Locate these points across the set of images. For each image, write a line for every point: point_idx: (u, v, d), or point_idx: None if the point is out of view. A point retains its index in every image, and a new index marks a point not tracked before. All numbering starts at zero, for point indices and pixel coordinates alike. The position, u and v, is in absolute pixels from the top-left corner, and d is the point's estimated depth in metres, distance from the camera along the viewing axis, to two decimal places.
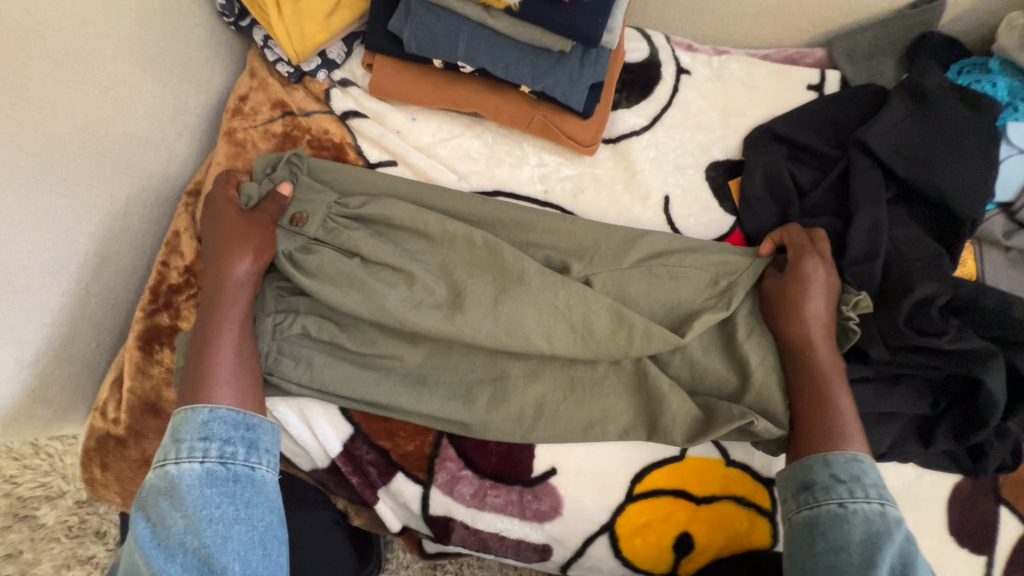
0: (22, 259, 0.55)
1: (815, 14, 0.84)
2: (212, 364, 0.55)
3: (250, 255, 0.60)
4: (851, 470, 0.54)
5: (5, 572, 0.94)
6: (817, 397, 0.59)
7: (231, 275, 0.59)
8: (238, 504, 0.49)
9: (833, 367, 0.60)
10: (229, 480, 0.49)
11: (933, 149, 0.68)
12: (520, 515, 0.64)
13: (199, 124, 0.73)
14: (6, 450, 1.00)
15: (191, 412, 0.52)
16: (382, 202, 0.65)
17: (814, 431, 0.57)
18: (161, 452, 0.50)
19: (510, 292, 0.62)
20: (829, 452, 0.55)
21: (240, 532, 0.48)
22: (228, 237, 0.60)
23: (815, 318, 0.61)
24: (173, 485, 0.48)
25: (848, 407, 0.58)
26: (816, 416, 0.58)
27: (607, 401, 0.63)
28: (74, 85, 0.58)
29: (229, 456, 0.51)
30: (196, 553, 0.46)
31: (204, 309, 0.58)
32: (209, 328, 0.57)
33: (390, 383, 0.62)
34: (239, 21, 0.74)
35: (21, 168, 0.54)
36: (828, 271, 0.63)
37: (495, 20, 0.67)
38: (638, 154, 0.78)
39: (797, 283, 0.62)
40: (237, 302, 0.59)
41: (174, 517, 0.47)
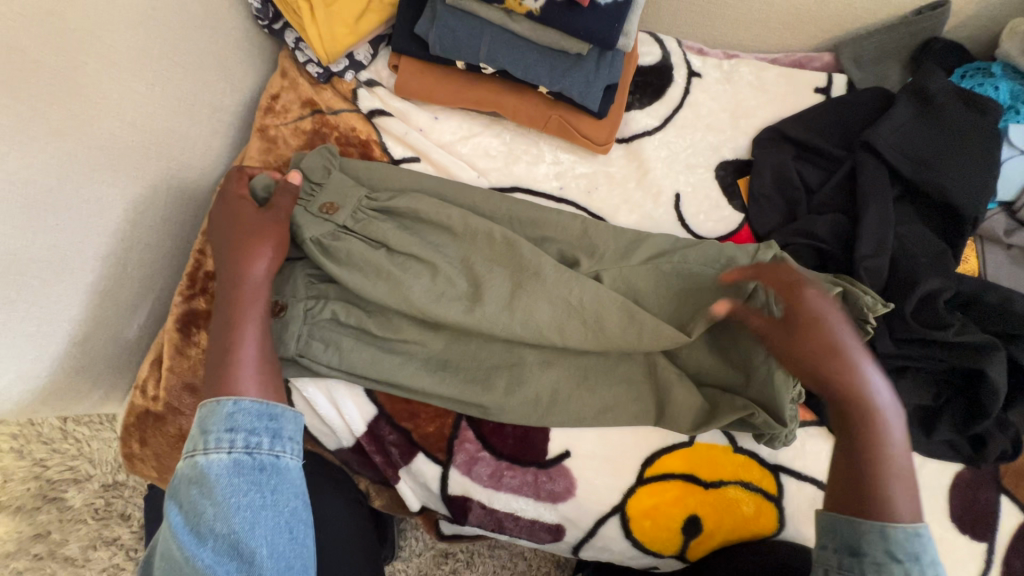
0: (78, 243, 0.59)
1: (822, 20, 0.86)
2: (236, 359, 0.56)
3: (268, 254, 0.62)
4: (911, 548, 0.48)
5: (35, 551, 0.98)
6: (864, 453, 0.51)
7: (250, 273, 0.60)
8: (264, 492, 0.50)
9: (877, 413, 0.51)
10: (255, 469, 0.51)
11: (936, 150, 0.71)
12: (535, 496, 0.67)
13: (232, 122, 0.77)
14: (36, 435, 1.03)
15: (216, 404, 0.53)
16: (409, 196, 0.69)
17: (874, 494, 0.50)
18: (189, 443, 0.51)
19: (526, 286, 0.65)
20: (887, 522, 0.49)
21: (267, 518, 0.50)
22: (247, 235, 0.62)
23: (845, 361, 0.52)
24: (203, 474, 0.50)
25: (901, 455, 0.51)
26: (864, 475, 0.50)
27: (619, 388, 0.66)
28: (125, 83, 0.62)
29: (255, 447, 0.51)
30: (226, 540, 0.48)
31: (222, 310, 0.59)
32: (229, 325, 0.58)
33: (413, 367, 0.65)
34: (272, 25, 0.78)
35: (77, 159, 0.58)
36: (834, 302, 0.55)
37: (516, 23, 0.71)
38: (650, 153, 0.81)
39: (807, 325, 0.54)
40: (256, 300, 0.60)
41: (204, 508, 0.49)
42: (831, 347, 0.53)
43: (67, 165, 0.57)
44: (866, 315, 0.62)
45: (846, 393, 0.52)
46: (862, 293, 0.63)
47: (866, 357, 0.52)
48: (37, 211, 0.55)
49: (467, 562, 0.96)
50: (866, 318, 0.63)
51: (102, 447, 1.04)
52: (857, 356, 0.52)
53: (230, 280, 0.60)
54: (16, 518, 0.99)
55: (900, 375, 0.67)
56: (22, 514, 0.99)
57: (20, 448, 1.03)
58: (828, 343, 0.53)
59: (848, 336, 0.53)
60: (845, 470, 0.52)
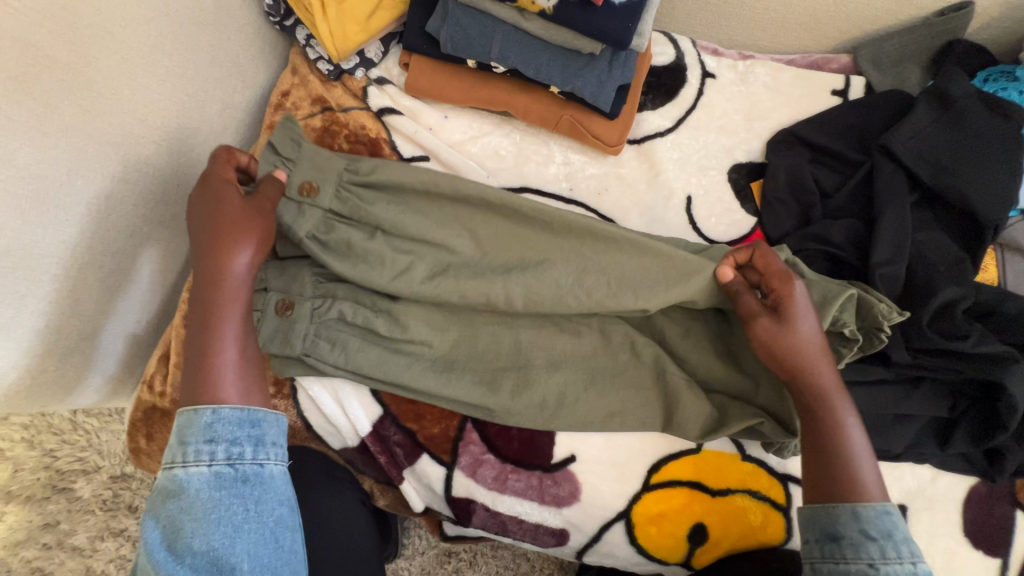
0: (86, 239, 0.59)
1: (841, 21, 0.85)
2: (214, 363, 0.54)
3: (249, 248, 0.57)
4: (881, 526, 0.51)
5: (44, 540, 0.99)
6: (833, 442, 0.55)
7: (231, 268, 0.56)
8: (247, 504, 0.51)
9: (841, 406, 0.57)
10: (238, 481, 0.51)
11: (957, 155, 0.69)
12: (539, 499, 0.66)
13: (243, 118, 0.77)
14: (46, 425, 1.04)
15: (193, 413, 0.52)
16: (394, 168, 0.66)
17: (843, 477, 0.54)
18: (168, 454, 0.52)
19: (535, 244, 0.65)
20: (860, 504, 0.52)
21: (249, 531, 0.50)
22: (227, 221, 0.56)
23: (816, 358, 0.57)
24: (181, 488, 0.50)
25: (863, 446, 0.56)
26: (834, 462, 0.55)
27: (626, 392, 0.65)
28: (137, 79, 0.62)
29: (235, 457, 0.52)
30: (204, 555, 0.48)
31: (199, 305, 0.55)
32: (211, 325, 0.55)
33: (420, 367, 0.65)
34: (284, 21, 0.78)
35: (89, 155, 0.58)
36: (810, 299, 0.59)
37: (528, 22, 0.70)
38: (662, 155, 0.80)
39: (791, 320, 0.57)
40: (236, 297, 0.56)
41: (182, 523, 0.49)
42: (807, 345, 0.57)
43: (77, 160, 0.57)
44: (881, 322, 0.61)
45: (816, 388, 0.57)
46: (877, 301, 0.62)
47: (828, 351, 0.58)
48: (46, 206, 0.55)
49: (470, 562, 0.96)
50: (881, 326, 0.62)
51: (111, 439, 1.04)
52: (824, 355, 0.58)
53: (208, 278, 0.55)
54: (26, 507, 1.00)
55: (915, 385, 0.66)
56: (32, 503, 1.01)
57: (31, 438, 1.04)
58: (806, 339, 0.57)
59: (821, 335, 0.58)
60: (815, 457, 0.56)
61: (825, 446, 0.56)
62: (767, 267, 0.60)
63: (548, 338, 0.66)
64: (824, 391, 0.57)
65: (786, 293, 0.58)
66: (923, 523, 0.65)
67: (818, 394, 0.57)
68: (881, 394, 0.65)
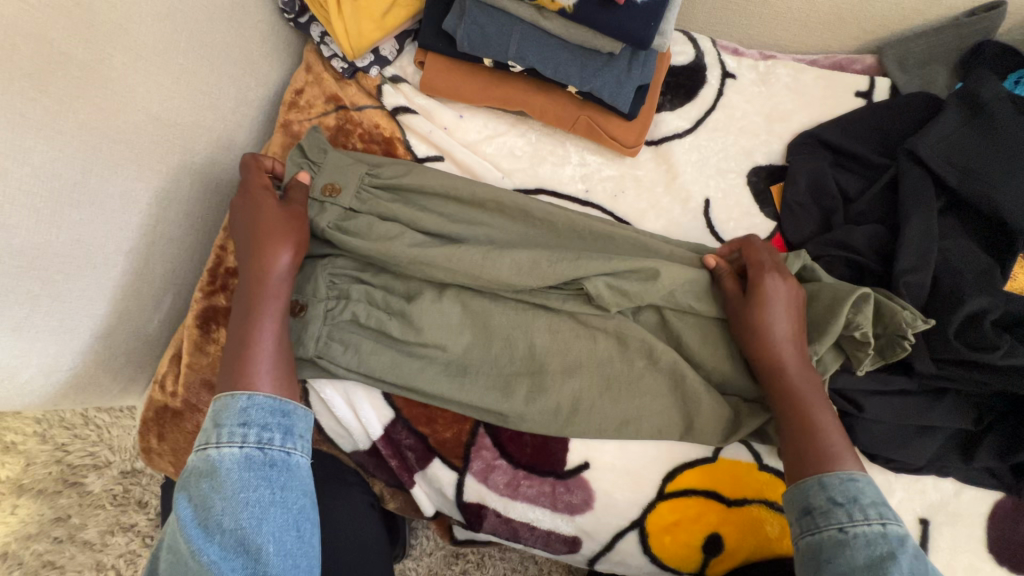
0: (102, 239, 0.59)
1: (866, 21, 0.83)
2: (251, 354, 0.56)
3: (288, 247, 0.61)
4: (847, 491, 0.51)
5: (55, 534, 0.99)
6: (798, 420, 0.56)
7: (272, 268, 0.60)
8: (273, 488, 0.50)
9: (809, 384, 0.58)
10: (266, 465, 0.51)
11: (987, 159, 0.67)
12: (551, 506, 0.65)
13: (257, 116, 0.77)
14: (59, 420, 1.05)
15: (230, 398, 0.53)
16: (414, 172, 0.70)
17: (812, 453, 0.54)
18: (203, 435, 0.52)
19: (545, 242, 0.69)
20: (825, 473, 0.52)
21: (275, 514, 0.50)
22: (269, 229, 0.61)
23: (784, 340, 0.59)
24: (214, 468, 0.50)
25: (833, 426, 0.56)
26: (801, 439, 0.56)
27: (642, 400, 0.64)
28: (151, 76, 0.61)
29: (267, 442, 0.52)
30: (233, 534, 0.48)
31: (243, 302, 0.59)
32: (251, 314, 0.58)
33: (433, 371, 0.64)
34: (298, 18, 0.77)
35: (102, 152, 0.58)
36: (788, 285, 0.61)
37: (547, 21, 0.68)
38: (680, 157, 0.79)
39: (755, 301, 0.61)
40: (274, 289, 0.60)
41: (212, 499, 0.49)
42: (775, 325, 0.60)
43: (92, 159, 0.57)
44: (904, 330, 0.60)
45: (781, 366, 0.59)
46: (900, 309, 0.61)
47: (800, 335, 0.60)
48: (61, 205, 0.55)
49: (477, 564, 0.95)
50: (903, 333, 0.60)
51: (122, 434, 1.05)
52: (793, 336, 0.60)
53: (253, 273, 0.60)
54: (38, 501, 1.01)
55: (939, 397, 0.64)
56: (44, 497, 1.01)
57: (44, 432, 1.04)
58: (775, 320, 0.60)
59: (792, 316, 0.60)
60: (783, 434, 0.58)
61: (792, 422, 0.57)
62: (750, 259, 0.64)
63: (564, 343, 0.65)
64: (793, 369, 0.59)
65: (756, 278, 0.62)
66: (946, 538, 0.63)
67: (785, 373, 0.59)
68: (904, 404, 0.63)
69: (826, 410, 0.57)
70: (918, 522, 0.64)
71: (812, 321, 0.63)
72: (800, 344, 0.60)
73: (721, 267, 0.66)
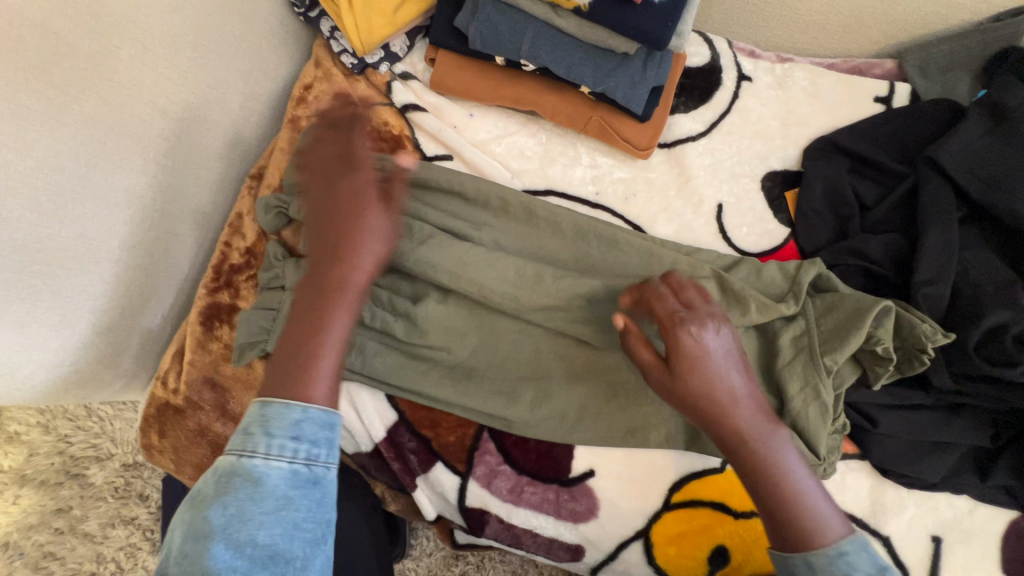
0: (103, 232, 0.58)
1: (886, 24, 0.81)
2: (315, 360, 0.52)
3: (372, 256, 0.56)
4: (841, 571, 0.47)
5: (56, 525, 0.99)
6: (771, 494, 0.51)
7: (345, 274, 0.55)
8: (315, 509, 0.47)
9: (768, 445, 0.51)
10: (312, 483, 0.47)
11: (1011, 168, 0.65)
12: (555, 513, 0.64)
13: (265, 111, 0.76)
14: (62, 411, 1.05)
15: (283, 407, 0.48)
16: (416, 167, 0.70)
17: (795, 526, 0.50)
18: (246, 440, 0.47)
19: (549, 242, 0.67)
20: (812, 553, 0.48)
21: (311, 535, 0.46)
22: (346, 232, 0.57)
23: (734, 402, 0.51)
24: (258, 478, 0.45)
25: (807, 483, 0.51)
26: (773, 508, 0.51)
27: (647, 409, 0.62)
28: (158, 69, 0.61)
29: (314, 459, 0.48)
30: (265, 551, 0.44)
31: (308, 306, 0.54)
32: (314, 315, 0.54)
33: (437, 375, 0.64)
34: (308, 12, 0.76)
35: (107, 146, 0.57)
36: (716, 337, 0.53)
37: (561, 19, 0.67)
38: (693, 160, 0.77)
39: (689, 366, 0.52)
40: (346, 301, 0.55)
41: (250, 512, 0.44)
42: (723, 386, 0.51)
43: (98, 152, 0.56)
44: (924, 343, 0.59)
45: (743, 434, 0.51)
46: (921, 322, 0.60)
47: (747, 389, 0.53)
48: (64, 199, 0.54)
49: (477, 566, 0.94)
50: (923, 348, 0.59)
51: (124, 427, 1.04)
52: (742, 391, 0.52)
53: (324, 277, 0.55)
54: (40, 492, 1.01)
55: (955, 413, 0.63)
56: (46, 488, 1.01)
57: (47, 423, 1.04)
58: (723, 380, 0.52)
59: (737, 368, 0.53)
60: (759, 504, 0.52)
61: (769, 497, 0.51)
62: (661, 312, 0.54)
63: (572, 349, 0.64)
64: (750, 431, 0.51)
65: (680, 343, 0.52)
66: (959, 556, 0.61)
67: (747, 443, 0.51)
68: (917, 419, 0.62)
69: (794, 458, 0.52)
70: (930, 539, 0.62)
71: (829, 330, 0.61)
72: (752, 394, 0.53)
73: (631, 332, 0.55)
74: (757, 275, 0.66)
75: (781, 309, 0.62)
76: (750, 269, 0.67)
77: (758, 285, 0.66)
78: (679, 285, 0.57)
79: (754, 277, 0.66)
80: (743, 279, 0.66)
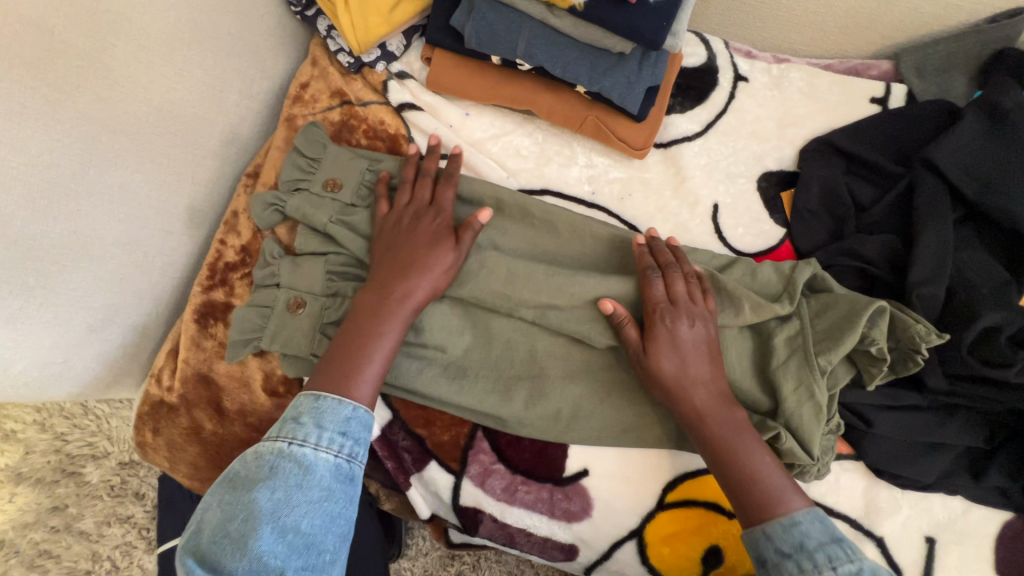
0: (98, 231, 0.58)
1: (883, 25, 0.81)
2: (359, 365, 0.56)
3: (430, 283, 0.60)
4: (792, 539, 0.50)
5: (52, 523, 0.99)
6: (729, 472, 0.54)
7: (404, 294, 0.59)
8: (349, 502, 0.52)
9: (728, 427, 0.55)
10: (350, 478, 0.53)
11: (1007, 170, 0.65)
12: (549, 513, 0.64)
13: (262, 110, 0.76)
14: (58, 409, 1.05)
15: (337, 403, 0.54)
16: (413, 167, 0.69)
17: (750, 501, 0.53)
18: (299, 428, 0.52)
19: (543, 242, 0.68)
20: (767, 524, 0.51)
21: (339, 527, 0.51)
22: (412, 256, 0.60)
23: (696, 386, 0.57)
24: (307, 468, 0.51)
25: (769, 467, 0.54)
26: (727, 487, 0.54)
27: (641, 408, 0.62)
28: (153, 66, 0.60)
29: (355, 456, 0.53)
30: (304, 537, 0.48)
31: (363, 313, 0.58)
32: (370, 314, 0.58)
33: (431, 373, 0.63)
34: (305, 11, 0.76)
35: (103, 143, 0.57)
36: (687, 328, 0.58)
37: (557, 19, 0.67)
38: (689, 160, 0.77)
39: (656, 351, 0.58)
40: (401, 309, 0.58)
41: (297, 498, 0.49)
42: (685, 369, 0.57)
43: (93, 149, 0.56)
44: (918, 344, 0.59)
45: (700, 416, 0.56)
46: (915, 322, 0.60)
47: (710, 377, 0.57)
48: (57, 195, 0.54)
49: (473, 566, 0.94)
50: (918, 348, 0.59)
51: (121, 425, 1.04)
52: (705, 378, 0.57)
53: (382, 292, 0.59)
54: (36, 490, 1.01)
55: (949, 414, 0.62)
56: (42, 486, 1.01)
57: (43, 421, 1.04)
58: (686, 365, 0.57)
59: (702, 357, 0.58)
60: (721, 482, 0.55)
61: (728, 477, 0.54)
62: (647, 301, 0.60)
63: (567, 348, 0.64)
64: (710, 413, 0.56)
65: (654, 329, 0.58)
66: (953, 557, 0.61)
67: (706, 424, 0.55)
68: (913, 421, 0.62)
69: (756, 446, 0.55)
70: (924, 540, 0.62)
71: (823, 330, 0.61)
72: (717, 382, 0.57)
73: (619, 315, 0.60)
74: (753, 276, 0.66)
75: (776, 309, 0.62)
76: (745, 270, 0.67)
77: (753, 285, 0.66)
78: (674, 276, 0.61)
79: (749, 277, 0.66)
80: (739, 279, 0.66)
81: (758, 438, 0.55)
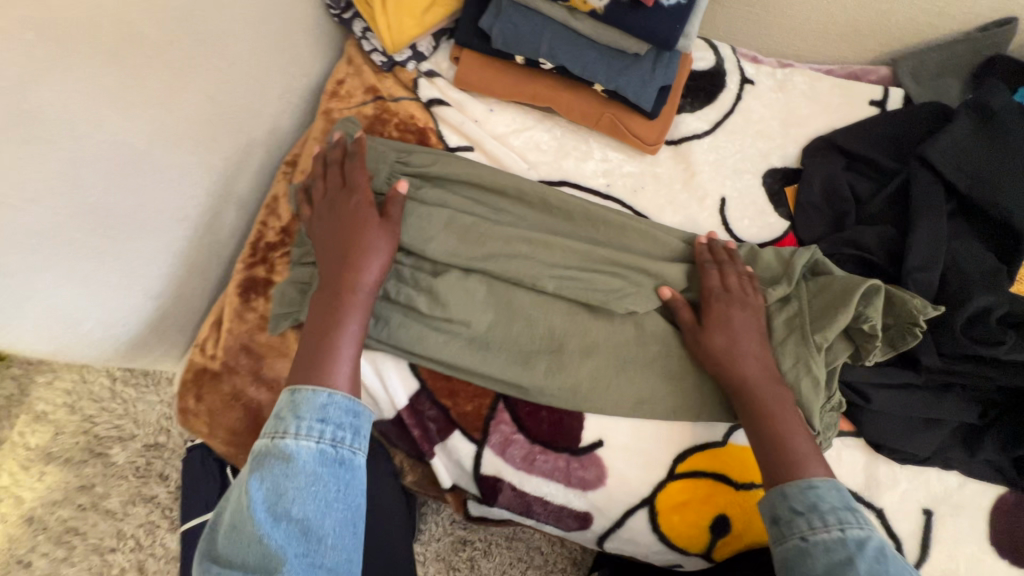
0: (158, 207, 0.63)
1: (880, 34, 0.86)
2: (333, 354, 0.59)
3: (377, 265, 0.64)
4: (807, 500, 0.54)
5: (79, 501, 1.03)
6: (765, 436, 0.59)
7: (359, 283, 0.63)
8: (341, 487, 0.52)
9: (771, 398, 0.60)
10: (336, 462, 0.52)
11: (996, 166, 0.70)
12: (565, 481, 0.68)
13: (299, 104, 0.81)
14: (87, 392, 1.09)
15: (311, 393, 0.55)
16: (444, 161, 0.75)
17: (778, 463, 0.57)
18: (278, 424, 0.53)
19: (562, 229, 0.73)
20: (786, 485, 0.55)
21: (337, 510, 0.51)
22: (354, 243, 0.64)
23: (744, 358, 0.62)
24: (289, 456, 0.51)
25: (801, 436, 0.59)
26: (766, 452, 0.59)
27: (652, 380, 0.67)
28: (209, 59, 0.66)
29: (340, 441, 0.53)
30: (298, 524, 0.49)
31: (325, 306, 0.62)
32: (326, 305, 0.62)
33: (456, 345, 0.67)
34: (343, 14, 0.82)
35: (165, 127, 0.62)
36: (743, 313, 0.64)
37: (578, 21, 0.73)
38: (698, 157, 0.82)
39: (716, 326, 0.64)
40: (354, 296, 0.62)
41: (284, 486, 0.49)
42: (735, 347, 0.63)
43: (157, 133, 0.62)
44: (916, 317, 0.63)
45: (745, 386, 0.61)
46: (911, 297, 0.64)
47: (756, 355, 0.63)
48: (128, 171, 0.59)
49: (484, 551, 0.98)
50: (915, 321, 0.63)
51: (147, 409, 1.09)
52: (752, 356, 0.63)
53: (335, 285, 0.63)
54: (65, 469, 1.05)
55: (943, 391, 0.67)
56: (70, 466, 1.05)
57: (73, 403, 1.09)
58: (736, 343, 0.63)
59: (752, 337, 0.64)
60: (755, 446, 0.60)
61: (762, 441, 0.59)
62: (704, 290, 0.67)
63: (583, 324, 0.68)
64: (758, 384, 0.61)
65: (711, 308, 0.65)
66: (949, 527, 0.64)
67: (749, 390, 0.61)
68: (908, 397, 0.66)
69: (794, 420, 0.60)
70: (922, 512, 0.65)
71: (819, 309, 0.65)
72: (763, 361, 0.63)
73: (676, 301, 0.67)
74: (755, 261, 0.72)
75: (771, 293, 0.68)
76: (747, 255, 0.73)
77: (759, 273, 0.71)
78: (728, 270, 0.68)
79: (752, 262, 0.72)
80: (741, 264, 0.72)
81: (796, 412, 0.60)
